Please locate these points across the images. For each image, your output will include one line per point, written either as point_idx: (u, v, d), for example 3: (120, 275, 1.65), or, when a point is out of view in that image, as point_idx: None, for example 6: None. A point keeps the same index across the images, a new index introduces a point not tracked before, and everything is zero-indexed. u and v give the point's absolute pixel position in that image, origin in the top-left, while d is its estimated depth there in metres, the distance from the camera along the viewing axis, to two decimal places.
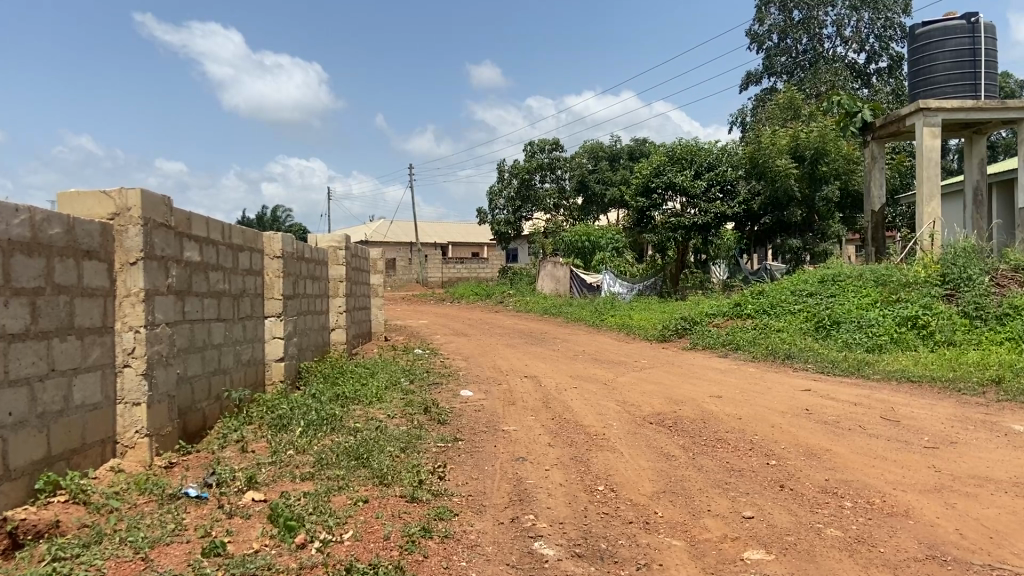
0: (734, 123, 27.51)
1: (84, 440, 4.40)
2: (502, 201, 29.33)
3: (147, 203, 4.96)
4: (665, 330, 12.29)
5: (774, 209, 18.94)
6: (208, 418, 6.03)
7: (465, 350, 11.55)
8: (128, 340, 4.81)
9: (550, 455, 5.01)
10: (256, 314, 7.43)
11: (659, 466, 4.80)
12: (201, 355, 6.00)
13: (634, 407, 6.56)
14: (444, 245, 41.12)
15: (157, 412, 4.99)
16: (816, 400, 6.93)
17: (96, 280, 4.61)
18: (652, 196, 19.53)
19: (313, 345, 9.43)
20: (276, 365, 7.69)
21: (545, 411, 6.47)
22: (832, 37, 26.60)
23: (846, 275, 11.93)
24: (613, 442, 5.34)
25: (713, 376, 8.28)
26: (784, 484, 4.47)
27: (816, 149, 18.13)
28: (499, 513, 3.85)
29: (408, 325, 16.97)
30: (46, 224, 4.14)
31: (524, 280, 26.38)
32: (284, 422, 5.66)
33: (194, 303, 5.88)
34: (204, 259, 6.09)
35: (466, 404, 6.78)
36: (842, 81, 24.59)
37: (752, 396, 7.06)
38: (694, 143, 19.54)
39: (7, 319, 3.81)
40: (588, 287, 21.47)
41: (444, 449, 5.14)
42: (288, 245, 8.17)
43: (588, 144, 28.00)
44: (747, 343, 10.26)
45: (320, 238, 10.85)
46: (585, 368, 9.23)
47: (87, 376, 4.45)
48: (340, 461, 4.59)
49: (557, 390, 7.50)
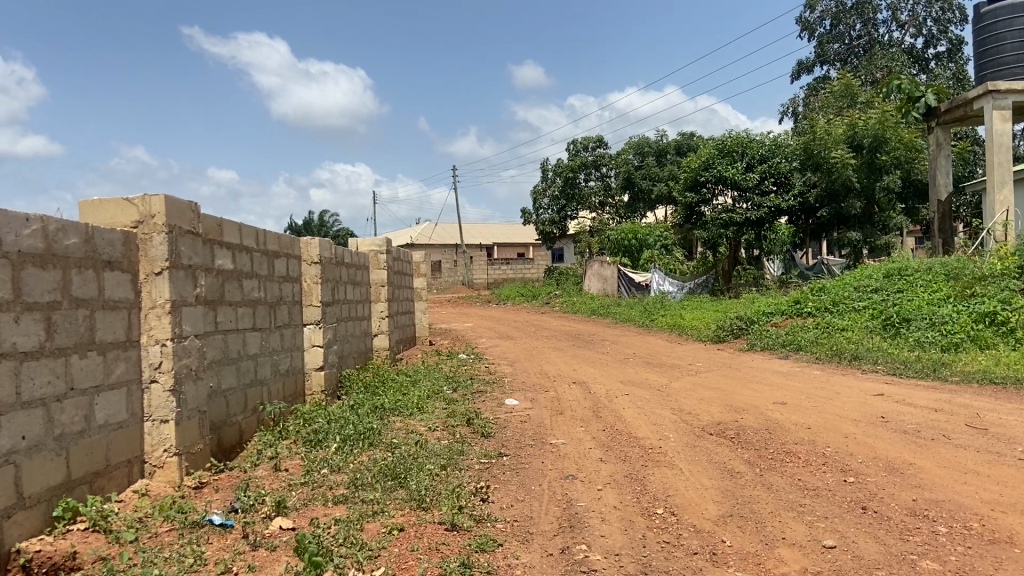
0: (785, 114, 26.73)
1: (108, 463, 4.16)
2: (547, 200, 28.98)
3: (173, 210, 4.71)
4: (719, 331, 11.73)
5: (832, 201, 18.34)
6: (245, 432, 5.78)
7: (511, 355, 11.19)
8: (154, 354, 4.56)
9: (602, 471, 4.63)
10: (294, 322, 7.19)
11: (724, 484, 4.37)
12: (236, 367, 5.77)
13: (690, 416, 6.11)
14: (490, 247, 40.99)
15: (187, 429, 4.72)
16: (890, 406, 6.39)
17: (120, 292, 4.36)
18: (701, 191, 18.90)
19: (355, 352, 9.19)
20: (316, 374, 7.43)
21: (595, 421, 6.07)
22: (886, 22, 25.63)
23: (913, 269, 11.34)
24: (671, 457, 4.92)
25: (775, 380, 7.76)
26: (867, 507, 4.03)
27: (874, 137, 17.51)
28: (548, 542, 3.48)
29: (453, 328, 16.70)
30: (62, 234, 3.88)
31: (570, 280, 25.90)
32: (319, 437, 5.37)
33: (227, 312, 5.65)
34: (238, 267, 5.87)
35: (512, 413, 6.43)
36: (899, 67, 23.62)
37: (820, 403, 6.54)
38: (744, 135, 18.88)
39: (19, 336, 3.54)
40: (635, 286, 20.88)
41: (489, 465, 4.79)
42: (326, 250, 7.91)
43: (634, 140, 27.44)
44: (809, 344, 9.69)
45: (361, 242, 10.62)
46: (637, 372, 8.78)
47: (109, 393, 4.21)
48: (377, 481, 4.27)
49: (607, 397, 7.09)
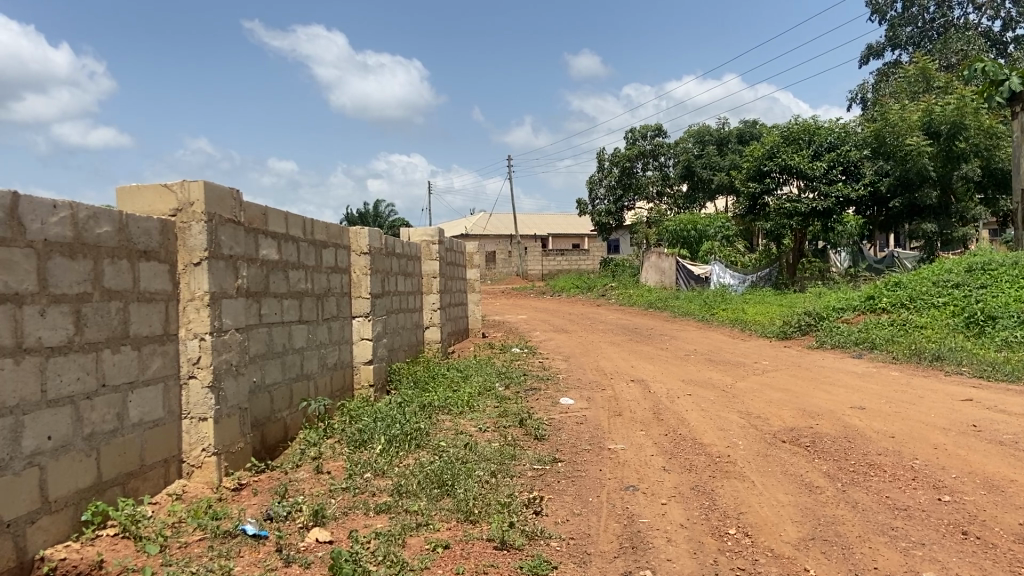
0: (854, 101, 25.69)
1: (142, 463, 3.97)
2: (603, 191, 28.41)
3: (213, 197, 4.46)
4: (785, 327, 11.14)
5: (905, 191, 17.47)
6: (290, 429, 5.57)
7: (566, 349, 10.82)
8: (192, 349, 4.34)
9: (666, 483, 4.25)
10: (342, 314, 6.96)
11: (802, 501, 3.94)
12: (281, 361, 5.55)
13: (760, 421, 5.67)
14: (544, 238, 40.60)
15: (227, 427, 4.49)
16: (983, 413, 5.83)
17: (157, 283, 4.15)
18: (764, 180, 18.18)
19: (406, 345, 8.96)
20: (365, 368, 7.20)
21: (657, 424, 5.67)
22: (962, 5, 24.36)
23: (997, 264, 10.62)
24: (741, 468, 4.51)
25: (849, 382, 7.23)
26: (968, 531, 3.57)
27: (952, 123, 16.59)
28: (606, 566, 3.14)
29: (506, 320, 16.42)
30: (93, 222, 3.68)
31: (627, 272, 25.33)
32: (364, 437, 5.10)
33: (272, 305, 5.42)
34: (283, 257, 5.64)
35: (566, 414, 6.07)
36: (977, 49, 22.36)
37: (903, 409, 6.01)
38: (812, 122, 18.14)
39: (45, 331, 3.35)
40: (695, 279, 20.22)
41: (542, 473, 4.45)
42: (376, 240, 7.66)
43: (694, 128, 26.73)
44: (885, 343, 9.09)
45: (413, 232, 10.34)
46: (699, 370, 8.32)
47: (144, 390, 4.01)
48: (421, 489, 3.98)
49: (668, 398, 6.68)
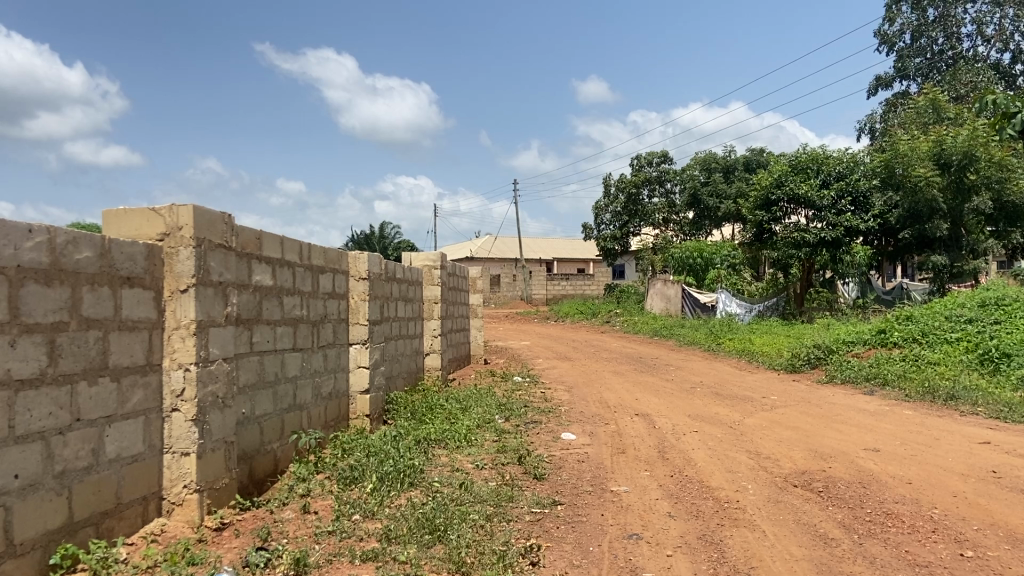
0: (862, 131, 25.59)
1: (119, 501, 3.76)
2: (609, 216, 28.28)
3: (203, 221, 4.29)
4: (793, 360, 10.90)
5: (915, 222, 17.31)
6: (280, 462, 5.35)
7: (568, 379, 10.57)
8: (176, 380, 4.14)
9: (671, 531, 4.01)
10: (339, 341, 6.76)
11: (817, 555, 3.70)
12: (273, 391, 5.34)
13: (770, 463, 5.43)
14: (550, 262, 40.47)
15: (211, 463, 4.26)
16: (1003, 457, 5.57)
17: (140, 311, 3.97)
18: (772, 209, 18.00)
19: (404, 372, 8.74)
20: (361, 398, 6.98)
21: (662, 464, 5.44)
22: (972, 37, 24.33)
23: (1011, 300, 10.41)
24: (750, 515, 4.28)
25: (862, 421, 6.98)
26: None
27: (964, 154, 16.34)
28: None
29: (508, 346, 16.20)
30: (72, 247, 3.51)
31: (632, 298, 25.12)
32: (356, 474, 4.87)
33: (263, 332, 5.22)
34: (277, 283, 5.45)
35: (568, 451, 5.84)
36: (986, 81, 22.26)
37: (919, 452, 5.76)
38: (820, 151, 17.95)
39: (15, 362, 3.17)
40: (701, 308, 19.99)
41: (540, 517, 4.21)
42: (375, 265, 7.47)
43: (700, 156, 26.61)
44: (896, 379, 8.85)
45: (415, 256, 10.16)
46: (706, 405, 8.07)
47: (123, 424, 3.81)
48: (412, 534, 3.75)
49: (674, 435, 6.44)
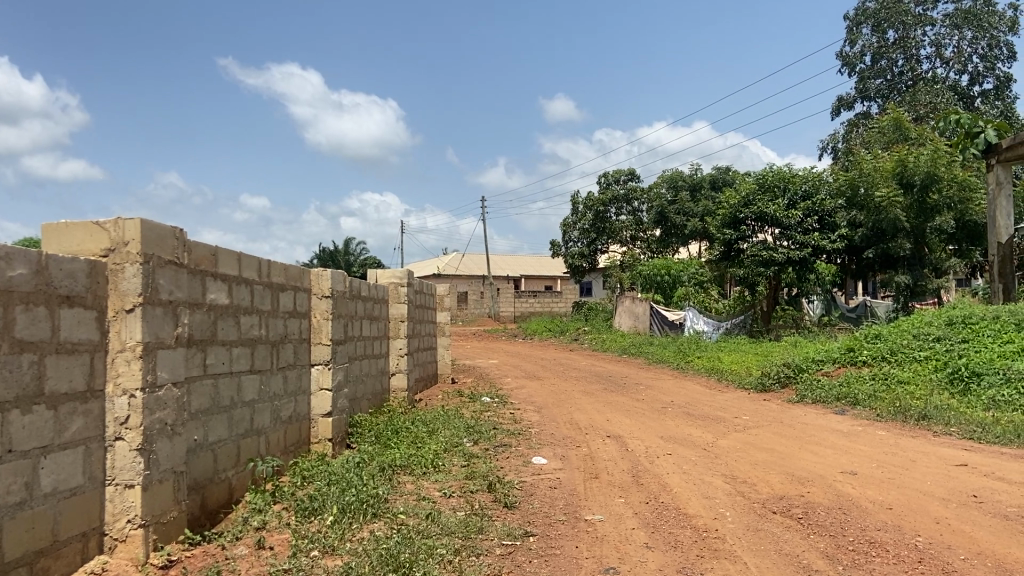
0: (825, 150, 25.97)
1: (56, 538, 3.45)
2: (576, 234, 28.31)
3: (151, 236, 4.02)
4: (764, 379, 10.84)
5: (879, 241, 17.48)
6: (235, 491, 5.05)
7: (538, 398, 10.36)
8: (120, 407, 3.84)
9: (650, 564, 3.81)
10: (300, 362, 6.48)
11: None
12: (227, 415, 5.05)
13: (747, 488, 5.26)
14: (517, 279, 40.33)
15: (158, 495, 3.96)
16: (982, 481, 5.46)
17: (81, 332, 3.68)
18: (739, 227, 18.07)
19: (369, 393, 8.47)
20: (323, 421, 6.69)
21: (637, 490, 5.25)
22: (931, 59, 24.83)
23: (978, 318, 10.46)
24: (731, 545, 4.10)
25: (837, 442, 6.86)
26: None
27: (926, 174, 16.57)
28: None
29: (476, 364, 15.99)
30: (5, 264, 3.23)
31: (600, 316, 25.03)
32: (316, 505, 4.61)
33: (218, 353, 4.94)
34: (233, 301, 5.18)
35: (539, 476, 5.63)
36: (945, 102, 22.73)
37: (897, 475, 5.64)
38: (786, 170, 17.97)
39: None
40: (668, 325, 19.96)
41: (511, 551, 3.98)
42: (339, 283, 7.20)
43: (667, 174, 26.55)
44: (868, 399, 8.78)
45: (380, 274, 9.92)
46: (679, 425, 7.90)
47: (61, 455, 3.51)
48: (373, 570, 3.50)
49: (648, 458, 6.26)
